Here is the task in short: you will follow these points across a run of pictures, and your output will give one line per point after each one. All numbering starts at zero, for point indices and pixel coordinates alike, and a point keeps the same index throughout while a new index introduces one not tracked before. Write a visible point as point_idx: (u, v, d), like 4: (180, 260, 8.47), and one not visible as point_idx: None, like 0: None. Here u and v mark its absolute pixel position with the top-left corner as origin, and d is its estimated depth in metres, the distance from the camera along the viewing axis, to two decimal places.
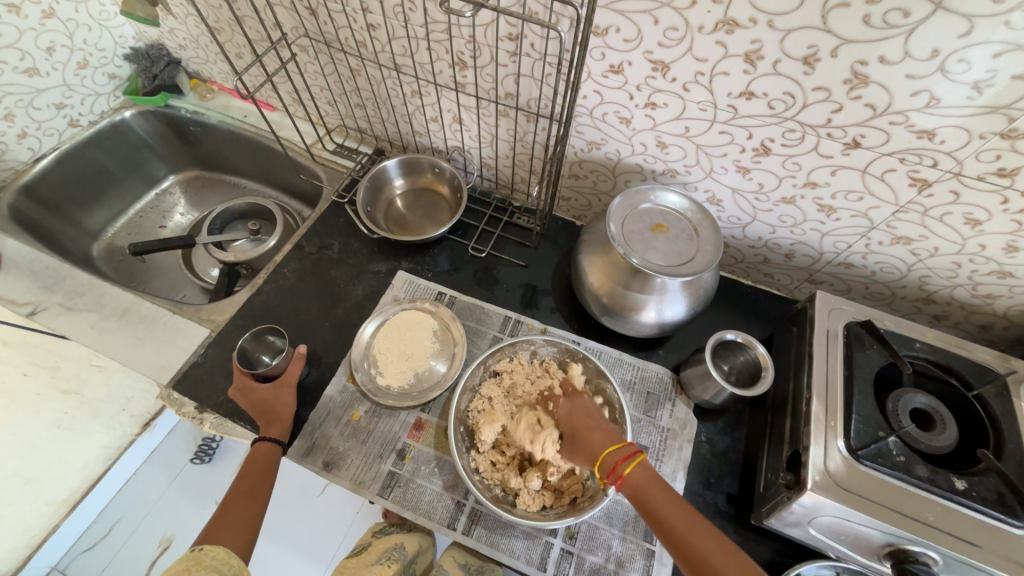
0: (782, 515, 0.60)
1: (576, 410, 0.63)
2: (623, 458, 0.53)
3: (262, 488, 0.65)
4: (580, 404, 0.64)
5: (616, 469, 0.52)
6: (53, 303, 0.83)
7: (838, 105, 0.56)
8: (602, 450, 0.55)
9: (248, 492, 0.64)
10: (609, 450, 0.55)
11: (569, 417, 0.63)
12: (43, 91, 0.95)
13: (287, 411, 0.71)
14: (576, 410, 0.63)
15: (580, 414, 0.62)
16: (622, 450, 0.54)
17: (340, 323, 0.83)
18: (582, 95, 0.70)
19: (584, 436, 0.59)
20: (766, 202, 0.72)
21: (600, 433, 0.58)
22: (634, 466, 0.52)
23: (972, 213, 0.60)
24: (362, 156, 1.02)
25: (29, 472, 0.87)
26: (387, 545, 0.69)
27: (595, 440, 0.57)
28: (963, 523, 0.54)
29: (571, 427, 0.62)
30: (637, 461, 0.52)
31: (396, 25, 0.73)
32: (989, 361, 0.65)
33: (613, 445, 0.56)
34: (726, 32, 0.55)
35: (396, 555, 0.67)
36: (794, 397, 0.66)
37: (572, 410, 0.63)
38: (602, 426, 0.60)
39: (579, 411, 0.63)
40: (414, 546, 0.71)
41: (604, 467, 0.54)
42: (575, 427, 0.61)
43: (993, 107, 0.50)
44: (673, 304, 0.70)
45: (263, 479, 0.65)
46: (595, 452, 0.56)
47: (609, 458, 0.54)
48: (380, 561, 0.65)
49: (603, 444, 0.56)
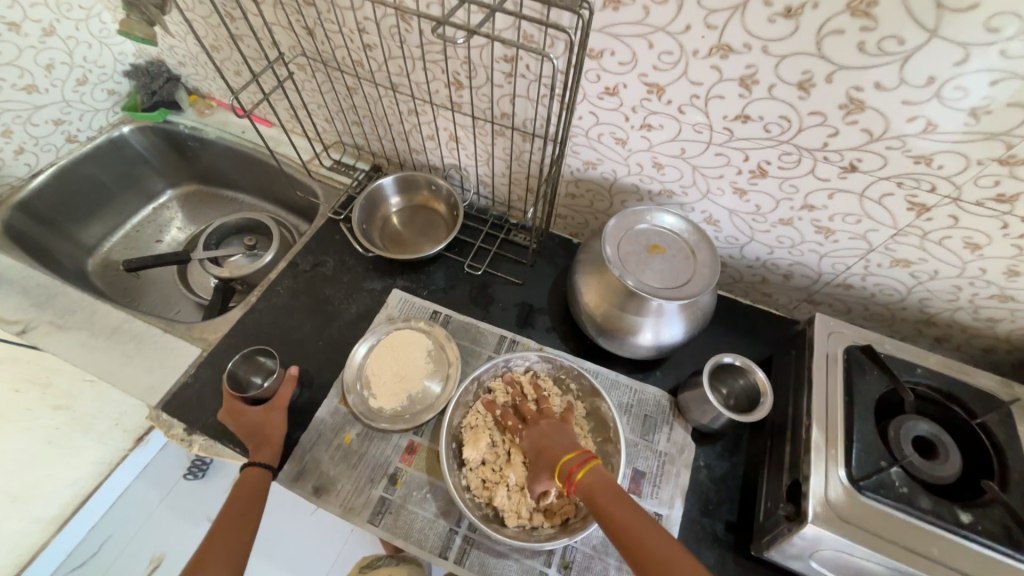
0: (783, 547, 0.59)
1: (538, 434, 0.65)
2: (577, 464, 0.56)
3: (248, 518, 0.63)
4: (543, 427, 0.66)
5: (571, 476, 0.56)
6: (43, 321, 0.82)
7: (834, 129, 0.56)
8: (559, 458, 0.59)
9: (234, 519, 0.62)
10: (565, 458, 0.58)
11: (533, 439, 0.64)
12: (42, 107, 0.95)
13: (280, 433, 0.70)
14: (538, 432, 0.65)
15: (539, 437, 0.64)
16: (577, 456, 0.58)
17: (333, 342, 0.82)
18: (578, 116, 0.70)
19: (542, 457, 0.62)
20: (764, 223, 0.72)
21: (561, 446, 0.61)
22: (587, 471, 0.55)
23: (972, 238, 0.59)
24: (359, 173, 1.02)
25: (19, 489, 0.86)
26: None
27: (553, 453, 0.60)
28: (969, 558, 0.52)
29: (535, 447, 0.63)
30: (590, 467, 0.56)
31: (392, 46, 0.73)
32: (992, 387, 0.64)
33: (569, 453, 0.59)
34: (721, 57, 0.54)
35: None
36: (794, 423, 0.65)
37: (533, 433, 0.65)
38: (561, 441, 0.62)
39: (541, 433, 0.64)
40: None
41: (562, 473, 0.57)
42: (538, 447, 0.63)
43: (992, 133, 0.50)
44: (670, 326, 0.69)
45: (253, 504, 0.64)
46: (553, 462, 0.59)
47: (566, 465, 0.57)
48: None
49: (558, 455, 0.59)
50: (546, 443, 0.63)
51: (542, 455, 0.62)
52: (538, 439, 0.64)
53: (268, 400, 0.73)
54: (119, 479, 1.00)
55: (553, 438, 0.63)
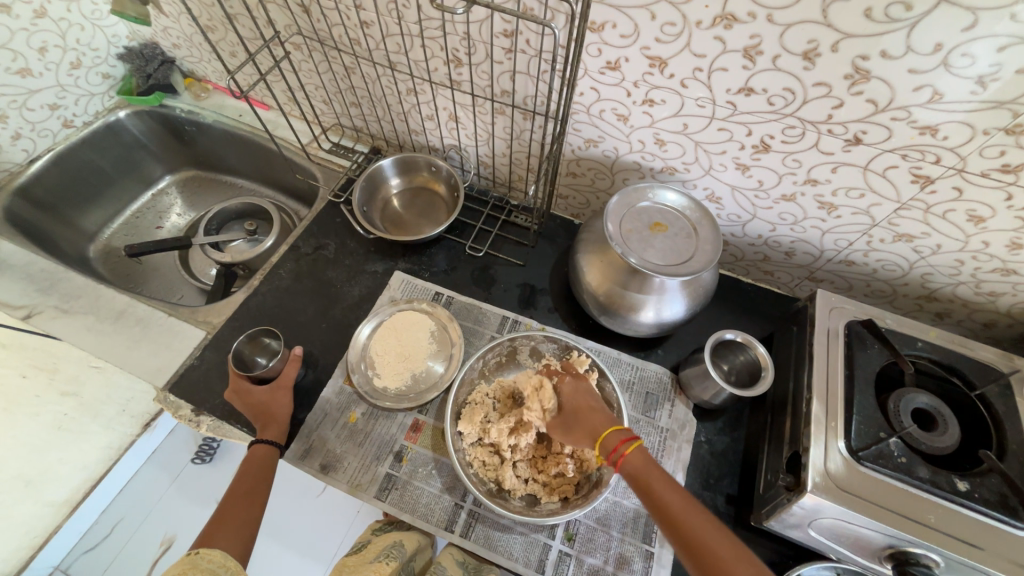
0: (782, 517, 0.60)
1: (581, 392, 0.62)
2: (623, 439, 0.52)
3: (256, 495, 0.63)
4: (586, 387, 0.63)
5: (617, 449, 0.52)
6: (47, 306, 0.84)
7: (839, 101, 0.55)
8: (602, 430, 0.55)
9: (243, 493, 0.63)
10: (610, 431, 0.54)
11: (575, 395, 0.62)
12: (36, 92, 0.94)
13: (286, 415, 0.71)
14: (580, 390, 0.63)
15: (584, 397, 0.61)
16: (622, 432, 0.53)
17: (336, 324, 0.83)
18: (579, 92, 0.69)
19: (584, 417, 0.58)
20: (766, 200, 0.71)
21: (602, 416, 0.58)
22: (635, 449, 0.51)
23: (975, 210, 0.59)
24: (358, 156, 1.01)
25: (31, 473, 0.87)
26: (384, 543, 0.69)
27: (595, 421, 0.57)
28: (965, 525, 0.53)
29: (575, 405, 0.61)
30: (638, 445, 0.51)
31: (390, 22, 0.72)
32: (992, 360, 0.64)
33: (612, 427, 0.55)
34: (724, 27, 0.53)
35: (394, 553, 0.66)
36: (794, 397, 0.65)
37: (575, 391, 0.62)
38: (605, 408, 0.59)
39: (586, 394, 0.61)
40: (413, 544, 0.70)
41: (604, 447, 0.53)
42: (574, 408, 0.61)
43: (998, 101, 0.49)
44: (672, 304, 0.69)
45: (257, 482, 0.65)
46: (595, 431, 0.55)
47: (609, 440, 0.53)
48: (377, 558, 0.65)
49: (603, 425, 0.55)
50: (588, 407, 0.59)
51: (584, 417, 0.58)
52: (581, 397, 0.61)
53: (273, 380, 0.74)
54: (129, 462, 1.02)
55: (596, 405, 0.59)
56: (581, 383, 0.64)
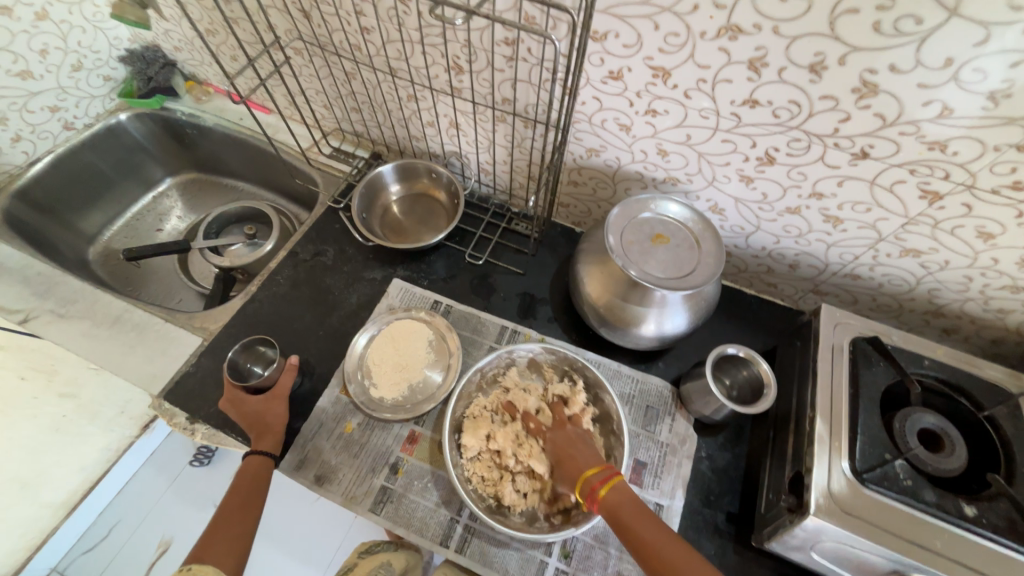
0: (783, 539, 0.58)
1: (563, 439, 0.64)
2: (600, 481, 0.55)
3: (249, 509, 0.63)
4: (566, 433, 0.65)
5: (593, 492, 0.55)
6: (44, 312, 0.82)
7: (846, 115, 0.54)
8: (582, 472, 0.57)
9: (238, 505, 0.63)
10: (590, 472, 0.57)
11: (555, 446, 0.64)
12: (37, 94, 0.94)
13: (280, 424, 0.70)
14: (560, 438, 0.64)
15: (564, 443, 0.63)
16: (600, 473, 0.56)
17: (333, 332, 0.82)
18: (581, 102, 0.68)
19: (565, 463, 0.61)
20: (771, 212, 0.70)
21: (582, 456, 0.60)
22: (611, 489, 0.54)
23: (985, 227, 0.58)
24: (358, 161, 1.01)
25: (26, 477, 0.86)
26: (373, 564, 0.69)
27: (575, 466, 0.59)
28: (972, 552, 0.52)
29: (556, 455, 0.63)
30: (613, 484, 0.54)
31: (390, 29, 0.71)
32: (1000, 379, 0.63)
33: (593, 468, 0.57)
34: (729, 38, 0.52)
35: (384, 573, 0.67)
36: (797, 415, 0.64)
37: (557, 440, 0.64)
38: (585, 450, 0.61)
39: (565, 439, 0.64)
40: (401, 564, 0.71)
41: (585, 489, 0.56)
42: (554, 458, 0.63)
43: (1010, 117, 0.48)
44: (673, 317, 0.68)
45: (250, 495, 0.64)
46: (577, 474, 0.58)
47: (589, 481, 0.56)
48: None
49: (583, 467, 0.58)
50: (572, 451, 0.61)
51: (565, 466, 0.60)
52: (562, 444, 0.63)
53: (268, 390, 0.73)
54: (125, 466, 1.01)
55: (576, 447, 0.62)
56: (562, 430, 0.65)
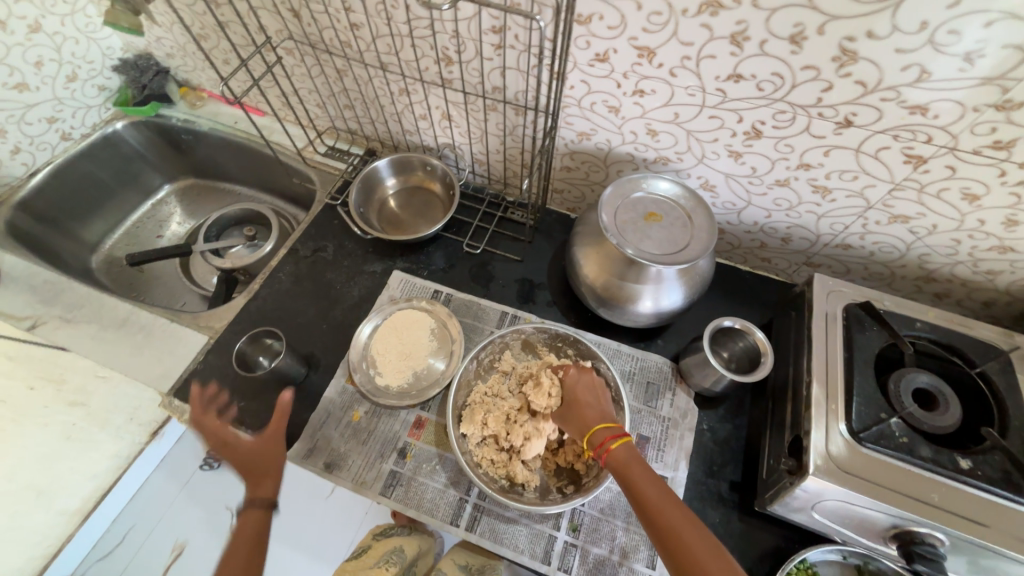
0: (786, 501, 0.60)
1: (582, 384, 0.65)
2: (612, 436, 0.56)
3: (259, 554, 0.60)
4: (590, 377, 0.66)
5: (602, 444, 0.56)
6: (52, 317, 0.86)
7: (828, 84, 0.55)
8: (591, 425, 0.59)
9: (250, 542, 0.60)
10: (601, 426, 0.58)
11: (573, 388, 0.65)
12: (34, 106, 0.95)
13: (279, 465, 0.66)
14: (584, 381, 0.65)
15: (584, 389, 0.64)
16: (611, 428, 0.57)
17: (337, 325, 0.83)
18: (569, 86, 0.70)
19: (579, 410, 0.62)
20: (760, 185, 0.71)
21: (594, 410, 0.61)
22: (620, 444, 0.55)
23: (970, 188, 0.59)
24: (354, 158, 1.02)
25: (41, 484, 0.88)
26: (385, 547, 0.71)
27: (589, 410, 0.61)
28: (969, 503, 0.53)
29: (571, 399, 0.64)
30: (624, 441, 0.55)
31: (379, 24, 0.72)
32: (992, 338, 0.64)
33: (605, 423, 0.58)
34: (711, 14, 0.54)
35: (393, 558, 0.69)
36: (794, 382, 0.65)
37: (578, 382, 0.65)
38: (601, 404, 0.62)
39: (587, 383, 0.65)
40: (413, 549, 0.72)
41: (593, 441, 0.57)
42: (574, 399, 0.63)
43: (987, 78, 0.49)
44: (669, 293, 0.69)
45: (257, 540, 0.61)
46: (586, 426, 0.59)
47: (599, 434, 0.57)
48: (378, 564, 0.67)
49: (595, 420, 0.59)
50: (585, 401, 0.62)
51: (576, 405, 0.63)
52: (579, 390, 0.64)
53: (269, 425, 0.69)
54: (139, 471, 1.01)
55: (592, 395, 0.63)
56: (585, 374, 0.66)
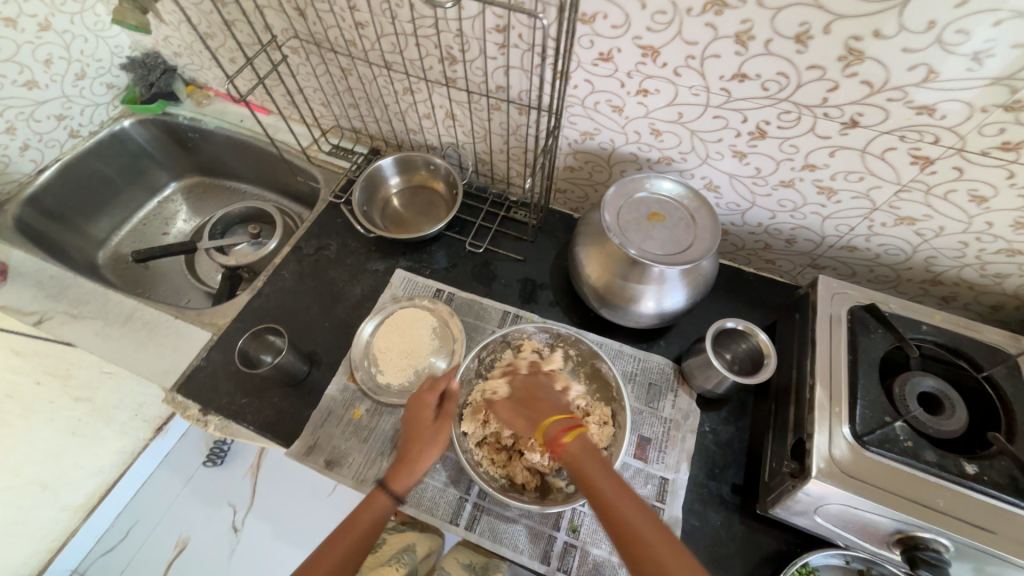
0: (787, 504, 0.59)
1: (533, 385, 0.65)
2: (564, 429, 0.57)
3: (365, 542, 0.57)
4: (537, 379, 0.67)
5: (556, 438, 0.56)
6: (58, 312, 0.86)
7: (833, 83, 0.55)
8: (544, 420, 0.59)
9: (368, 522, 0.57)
10: (552, 420, 0.59)
11: (524, 389, 0.65)
12: (43, 103, 0.96)
13: (426, 453, 0.61)
14: (531, 383, 0.66)
15: (533, 389, 0.65)
16: (563, 421, 0.58)
17: (339, 323, 0.83)
18: (573, 85, 0.70)
19: (534, 406, 0.62)
20: (765, 186, 0.71)
21: (547, 406, 0.62)
22: (573, 437, 0.56)
23: (977, 190, 0.58)
24: (358, 156, 1.02)
25: (47, 478, 0.89)
26: (398, 545, 0.66)
27: (544, 408, 0.61)
28: (975, 509, 0.52)
29: (524, 397, 0.64)
30: (576, 433, 0.56)
31: (384, 22, 0.73)
32: (999, 342, 0.64)
33: (556, 415, 0.59)
34: (716, 13, 0.53)
35: (405, 558, 0.63)
36: (798, 384, 0.65)
37: (524, 384, 0.66)
38: (552, 399, 0.63)
39: (533, 383, 0.66)
40: (426, 549, 0.67)
41: (546, 435, 0.58)
42: (528, 396, 0.64)
43: (996, 78, 0.49)
44: (672, 293, 0.69)
45: (375, 525, 0.58)
46: (539, 420, 0.59)
47: (551, 428, 0.58)
48: (388, 562, 0.62)
49: (546, 414, 0.60)
50: (536, 398, 0.63)
51: (531, 405, 0.62)
52: (530, 389, 0.65)
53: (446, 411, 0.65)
54: (143, 466, 1.03)
55: (545, 392, 0.64)
56: (533, 376, 0.67)
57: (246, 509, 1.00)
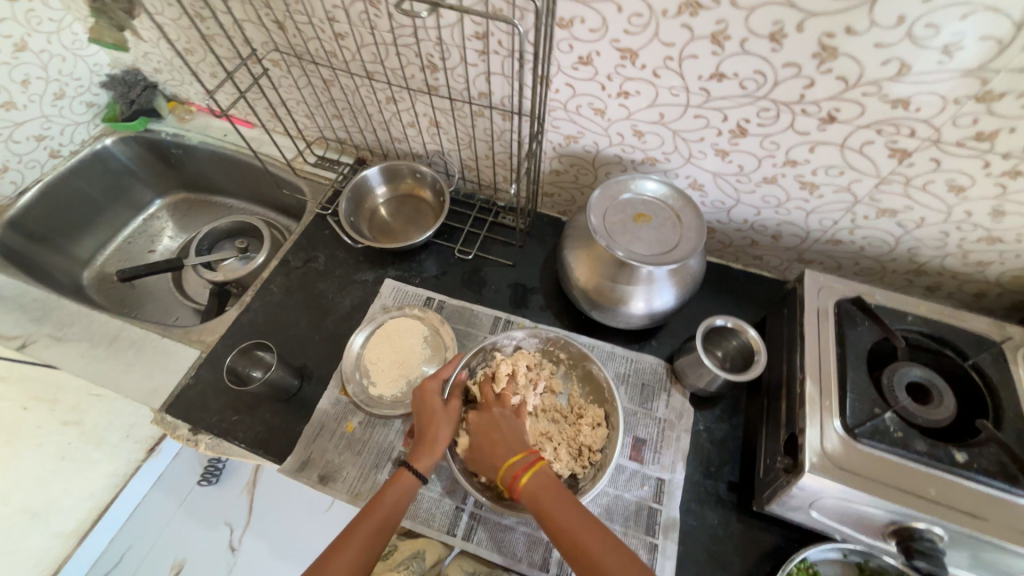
0: (783, 500, 0.59)
1: (486, 423, 0.64)
2: (523, 467, 0.58)
3: (385, 528, 0.58)
4: (491, 413, 0.65)
5: (516, 479, 0.57)
6: (42, 335, 0.84)
7: (809, 80, 0.55)
8: (504, 459, 0.59)
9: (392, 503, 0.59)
10: (511, 459, 0.59)
11: (479, 429, 0.64)
12: (22, 124, 0.95)
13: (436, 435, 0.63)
14: (485, 420, 0.65)
15: (487, 426, 0.64)
16: (522, 459, 0.58)
17: (329, 335, 0.83)
18: (554, 90, 0.70)
19: (490, 448, 0.62)
20: (748, 183, 0.71)
21: (503, 444, 0.61)
22: (532, 475, 0.57)
23: (955, 180, 0.59)
24: (344, 167, 1.02)
25: (37, 503, 0.87)
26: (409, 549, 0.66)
27: (501, 448, 0.61)
28: (966, 496, 0.53)
29: (481, 439, 0.63)
30: (533, 471, 0.57)
31: (363, 32, 0.73)
32: (984, 329, 0.64)
33: (516, 453, 0.60)
34: (690, 14, 0.54)
35: (412, 566, 0.64)
36: (788, 379, 0.65)
37: (480, 423, 0.64)
38: (508, 432, 0.62)
39: (488, 422, 0.64)
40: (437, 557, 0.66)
41: (507, 475, 0.58)
42: (484, 438, 0.63)
43: (967, 70, 0.49)
44: (661, 293, 0.69)
45: (395, 508, 0.59)
46: (500, 462, 0.60)
47: (511, 468, 0.58)
48: (395, 568, 0.64)
49: (504, 454, 0.60)
50: (491, 438, 0.62)
51: (489, 449, 0.62)
52: (485, 428, 0.64)
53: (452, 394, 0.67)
54: (136, 490, 0.97)
55: (502, 430, 0.63)
56: (485, 412, 0.66)
57: (245, 527, 0.97)
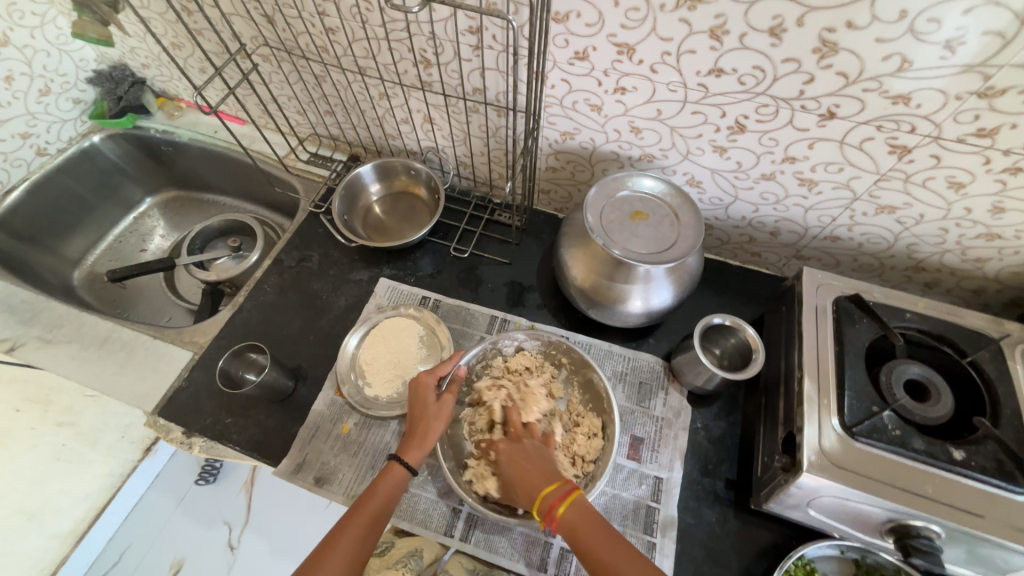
0: (781, 498, 0.59)
1: (517, 454, 0.61)
2: (559, 498, 0.55)
3: (377, 524, 0.57)
4: (521, 445, 0.62)
5: (552, 510, 0.55)
6: (30, 337, 0.82)
7: (809, 76, 0.54)
8: (538, 491, 0.57)
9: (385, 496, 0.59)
10: (545, 490, 0.56)
11: (509, 462, 0.61)
12: (6, 121, 0.93)
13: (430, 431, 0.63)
14: (515, 452, 0.62)
15: (517, 459, 0.61)
16: (557, 489, 0.56)
17: (324, 336, 0.82)
18: (550, 85, 0.69)
19: (522, 481, 0.59)
20: (746, 180, 0.71)
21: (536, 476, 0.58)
22: (569, 506, 0.54)
23: (955, 176, 0.59)
24: (337, 164, 1.00)
25: (31, 507, 0.86)
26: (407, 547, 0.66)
27: (533, 480, 0.58)
28: (964, 494, 0.53)
29: (513, 472, 0.60)
30: (571, 501, 0.55)
31: (354, 27, 0.71)
32: (982, 326, 0.64)
33: (550, 482, 0.57)
34: (689, 9, 0.53)
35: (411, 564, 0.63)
36: (786, 377, 0.65)
37: (510, 455, 0.61)
38: (539, 463, 0.60)
39: (518, 453, 0.61)
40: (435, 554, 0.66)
41: (541, 506, 0.56)
42: (516, 473, 0.60)
43: (969, 65, 0.49)
44: (659, 292, 0.69)
45: (387, 503, 0.59)
46: (533, 495, 0.57)
47: (547, 499, 0.55)
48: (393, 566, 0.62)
49: (537, 485, 0.57)
50: (524, 469, 0.59)
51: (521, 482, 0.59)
52: (515, 460, 0.61)
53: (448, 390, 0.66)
54: (131, 491, 0.97)
55: (531, 460, 0.60)
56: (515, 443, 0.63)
57: (242, 526, 0.97)
